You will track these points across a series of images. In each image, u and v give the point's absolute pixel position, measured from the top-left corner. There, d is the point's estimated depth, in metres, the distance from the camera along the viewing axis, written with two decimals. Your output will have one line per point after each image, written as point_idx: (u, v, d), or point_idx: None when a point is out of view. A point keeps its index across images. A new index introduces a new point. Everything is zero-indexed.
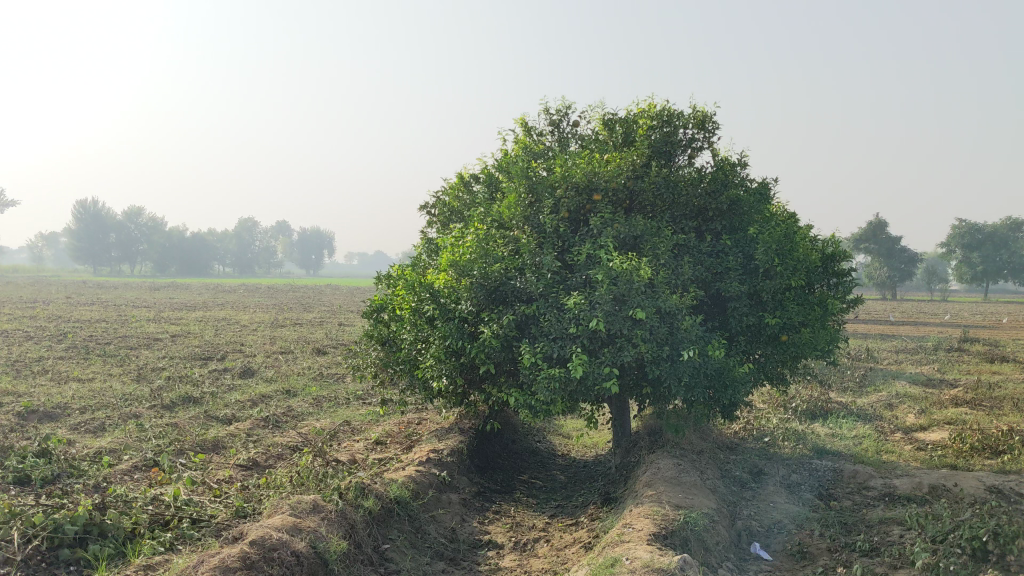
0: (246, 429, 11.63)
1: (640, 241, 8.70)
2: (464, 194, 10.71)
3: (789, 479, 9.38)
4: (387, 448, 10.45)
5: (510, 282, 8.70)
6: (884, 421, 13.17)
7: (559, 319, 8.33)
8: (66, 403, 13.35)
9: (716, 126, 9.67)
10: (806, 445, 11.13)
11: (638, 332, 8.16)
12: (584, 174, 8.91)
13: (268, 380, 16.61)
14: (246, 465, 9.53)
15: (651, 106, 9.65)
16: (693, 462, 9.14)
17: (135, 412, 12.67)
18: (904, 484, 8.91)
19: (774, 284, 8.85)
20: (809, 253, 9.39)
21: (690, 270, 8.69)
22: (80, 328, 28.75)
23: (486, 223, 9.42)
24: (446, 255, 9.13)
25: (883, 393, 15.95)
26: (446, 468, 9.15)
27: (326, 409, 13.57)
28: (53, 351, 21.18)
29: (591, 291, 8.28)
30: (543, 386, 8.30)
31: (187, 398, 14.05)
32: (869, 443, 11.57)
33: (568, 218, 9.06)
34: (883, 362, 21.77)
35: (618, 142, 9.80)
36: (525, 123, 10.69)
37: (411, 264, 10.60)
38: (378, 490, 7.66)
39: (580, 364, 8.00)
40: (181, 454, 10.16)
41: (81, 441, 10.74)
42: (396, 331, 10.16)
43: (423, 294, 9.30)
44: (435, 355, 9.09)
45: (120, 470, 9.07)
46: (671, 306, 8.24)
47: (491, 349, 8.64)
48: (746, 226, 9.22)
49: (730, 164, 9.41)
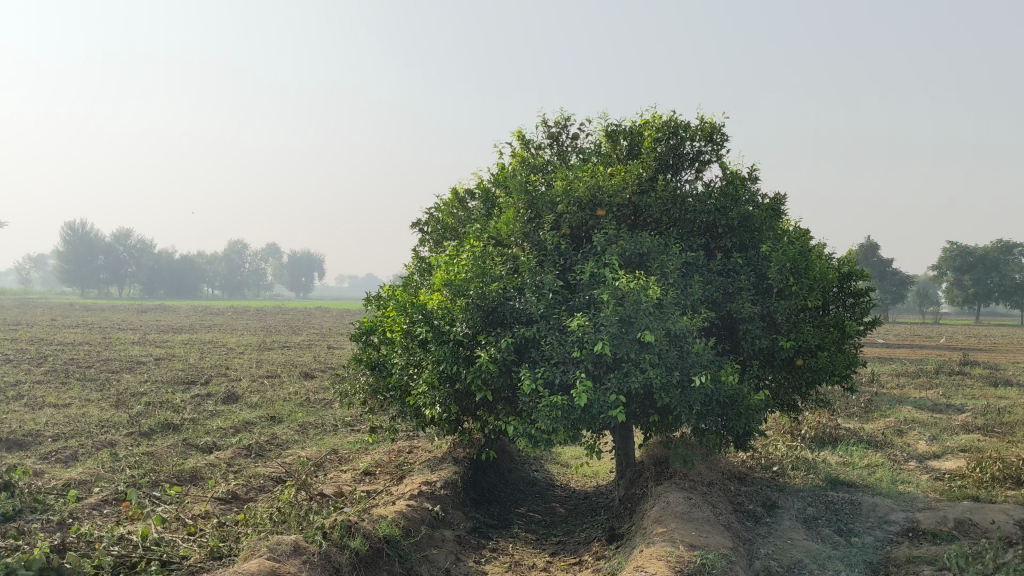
0: (227, 459, 10.99)
1: (647, 259, 8.17)
2: (458, 210, 10.17)
3: (804, 513, 8.80)
4: (376, 480, 9.85)
5: (509, 303, 8.15)
6: (896, 449, 12.59)
7: (561, 342, 7.77)
8: (38, 430, 12.69)
9: (725, 139, 9.15)
10: (818, 475, 10.54)
11: (646, 357, 7.61)
12: (586, 188, 8.40)
13: (252, 405, 15.95)
14: (225, 498, 8.91)
15: (656, 117, 9.13)
16: (704, 495, 8.56)
17: (111, 440, 12.01)
18: (928, 518, 8.32)
19: (790, 305, 8.31)
20: (825, 272, 8.84)
21: (700, 289, 8.15)
22: (62, 352, 27.94)
23: (483, 240, 8.86)
24: (440, 274, 8.58)
25: (890, 419, 15.35)
26: (439, 502, 8.55)
27: (312, 436, 12.93)
28: (32, 374, 20.52)
29: (595, 312, 7.73)
30: (545, 414, 7.73)
31: (168, 425, 13.41)
32: (883, 472, 10.98)
33: (570, 235, 8.53)
34: (887, 386, 21.18)
35: (622, 156, 9.29)
36: (523, 136, 10.17)
37: (403, 284, 10.04)
38: (367, 528, 7.05)
39: (584, 391, 7.45)
40: (156, 486, 9.52)
41: (50, 472, 10.09)
42: (386, 355, 9.58)
43: (415, 315, 8.74)
44: (428, 381, 8.52)
45: (88, 505, 8.43)
46: (682, 329, 7.69)
47: (488, 374, 8.08)
48: (758, 244, 8.70)
49: (740, 179, 8.88)
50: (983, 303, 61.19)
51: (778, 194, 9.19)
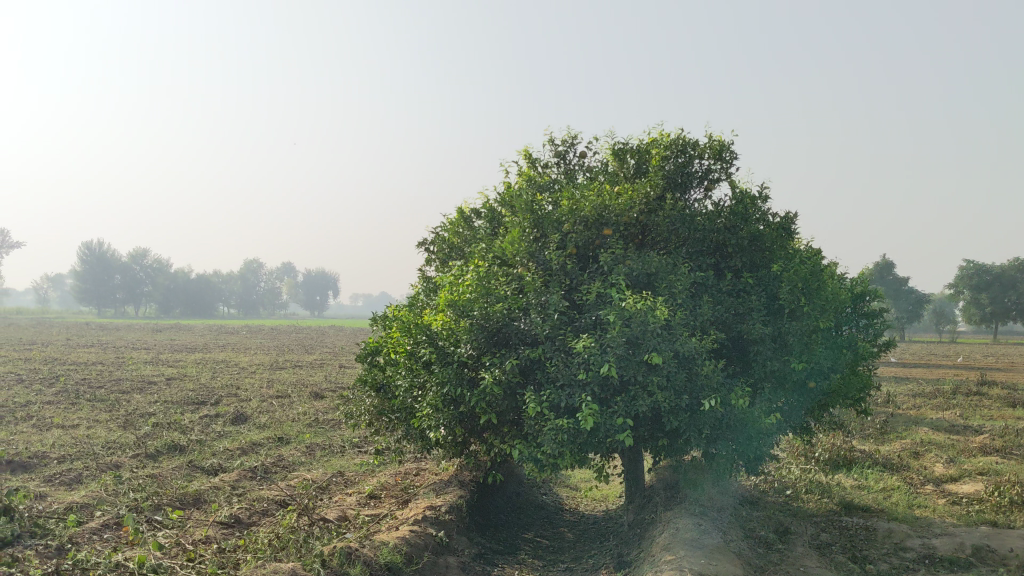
0: (232, 481, 10.86)
1: (655, 279, 8.02)
2: (464, 230, 10.06)
3: (818, 539, 8.59)
4: (381, 503, 9.70)
5: (513, 324, 8.02)
6: (912, 472, 12.34)
7: (567, 363, 7.63)
8: (43, 451, 12.59)
9: (735, 156, 9.02)
10: (832, 499, 10.33)
11: (654, 379, 7.45)
12: (593, 207, 8.27)
13: (260, 427, 15.82)
14: (227, 523, 8.77)
15: (664, 135, 9.00)
16: (714, 521, 8.37)
17: (116, 462, 11.90)
18: (945, 544, 8.10)
19: (801, 325, 8.15)
20: (837, 292, 8.68)
21: (709, 310, 8.00)
22: (75, 371, 27.95)
23: (488, 260, 8.73)
24: (445, 294, 8.46)
25: (907, 441, 15.09)
26: (444, 527, 8.39)
27: (318, 458, 12.79)
28: (43, 395, 20.47)
29: (601, 333, 7.58)
30: (550, 437, 7.58)
31: (174, 446, 13.29)
32: (899, 496, 10.75)
33: (576, 254, 8.39)
34: (903, 407, 20.88)
35: (630, 174, 9.17)
36: (530, 155, 10.06)
37: (408, 304, 9.93)
38: (367, 555, 6.89)
39: (590, 415, 7.29)
40: (158, 510, 9.40)
41: (53, 495, 9.99)
42: (390, 376, 9.45)
43: (419, 336, 8.62)
44: (432, 403, 8.38)
45: (88, 529, 8.31)
46: (690, 351, 7.54)
47: (493, 397, 7.93)
48: (768, 263, 8.55)
49: (750, 197, 8.74)
50: (1002, 322, 60.60)
51: (789, 213, 9.04)
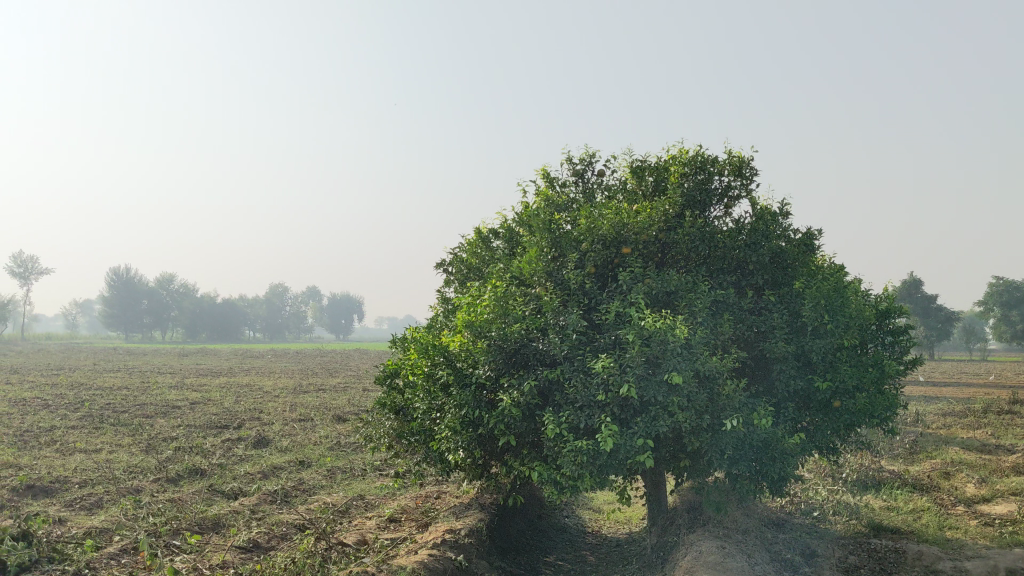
0: (252, 505, 10.81)
1: (674, 298, 7.92)
2: (482, 250, 10.00)
3: (846, 562, 8.38)
4: (401, 527, 9.60)
5: (532, 344, 7.94)
6: (943, 492, 12.08)
7: (586, 384, 7.53)
8: (65, 476, 12.61)
9: (755, 173, 8.91)
10: (860, 521, 10.12)
11: (675, 399, 7.34)
12: (611, 225, 8.19)
13: (281, 450, 15.79)
14: (246, 547, 8.70)
15: (682, 152, 8.92)
16: (739, 544, 8.21)
17: (137, 487, 11.89)
18: (978, 567, 7.88)
19: (824, 343, 8.01)
20: (861, 309, 8.53)
21: (730, 328, 7.88)
22: (100, 396, 28.12)
23: (506, 280, 8.66)
24: (462, 315, 8.39)
25: (937, 461, 14.80)
26: (463, 551, 8.27)
27: (339, 481, 12.72)
28: (67, 420, 20.55)
29: (621, 353, 7.48)
30: (570, 459, 7.46)
31: (195, 470, 13.27)
32: (929, 518, 10.50)
33: (595, 273, 8.31)
34: (933, 426, 20.53)
35: (648, 192, 9.08)
36: (547, 174, 10.00)
37: (426, 326, 9.86)
38: None
39: (610, 436, 7.18)
40: (177, 534, 9.35)
41: (73, 520, 9.97)
42: (409, 399, 9.38)
43: (437, 358, 8.56)
44: (450, 425, 8.30)
45: (106, 555, 8.28)
46: (711, 370, 7.42)
47: (511, 419, 7.84)
48: (791, 280, 8.42)
49: (770, 214, 8.62)
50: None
51: (811, 229, 8.91)
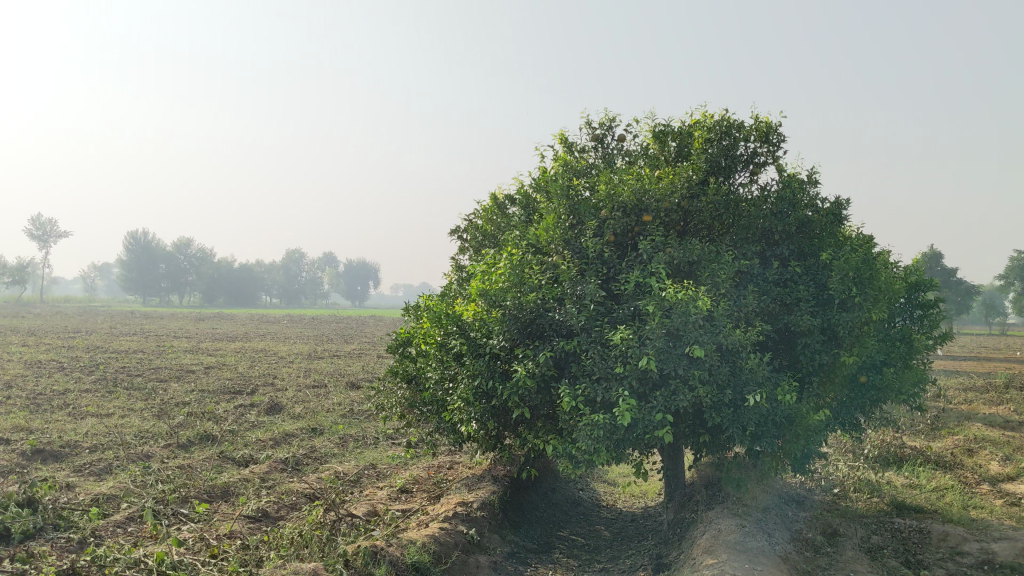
0: (262, 473, 10.65)
1: (696, 268, 7.64)
2: (497, 216, 9.73)
3: (869, 542, 8.14)
4: (412, 498, 9.43)
5: (548, 314, 7.69)
6: (967, 470, 11.80)
7: (603, 356, 7.28)
8: (76, 440, 12.50)
9: (782, 139, 8.57)
10: (883, 499, 9.86)
11: (695, 373, 7.08)
12: (632, 192, 7.89)
13: (294, 417, 15.64)
14: (254, 516, 8.55)
15: (707, 116, 8.58)
16: (759, 522, 7.97)
17: (147, 453, 11.76)
18: (1006, 549, 7.61)
19: (852, 317, 7.71)
20: (891, 282, 8.22)
21: (754, 301, 7.60)
22: (116, 359, 28.12)
23: (522, 248, 8.38)
24: (476, 284, 8.15)
25: (960, 437, 14.50)
26: (475, 525, 8.08)
27: (351, 450, 12.56)
28: (82, 383, 20.51)
29: (640, 324, 7.21)
30: (586, 433, 7.24)
31: (207, 437, 13.15)
32: (953, 496, 10.23)
33: (614, 242, 8.02)
34: (954, 401, 20.20)
35: (671, 158, 8.76)
36: (566, 139, 9.68)
37: (440, 293, 9.63)
38: (394, 555, 6.59)
39: (628, 410, 6.95)
40: (185, 502, 9.21)
41: (81, 486, 9.84)
42: (421, 368, 9.17)
43: (450, 327, 8.33)
44: (463, 397, 8.09)
45: (112, 522, 8.13)
46: (734, 343, 7.15)
47: (526, 390, 7.62)
48: (817, 251, 8.12)
49: (798, 182, 8.29)
50: None
51: (840, 197, 8.56)
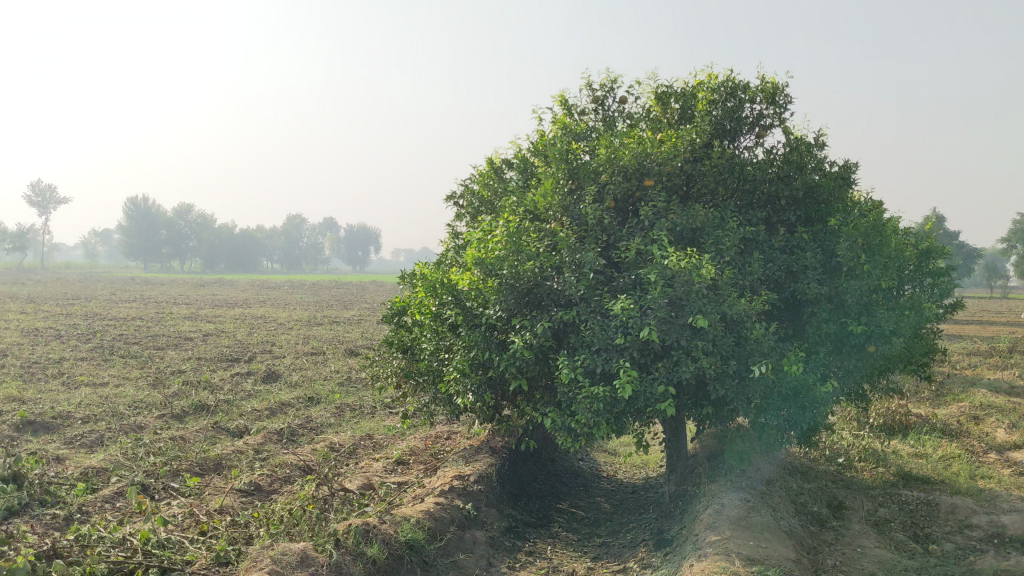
0: (256, 445, 10.45)
1: (700, 235, 7.37)
2: (494, 182, 9.43)
3: (875, 515, 7.94)
4: (408, 471, 9.24)
5: (546, 283, 7.41)
6: (973, 438, 11.59)
7: (603, 327, 7.03)
8: (68, 411, 12.29)
9: (789, 101, 8.26)
10: (888, 469, 9.66)
11: (699, 344, 6.84)
12: (633, 156, 7.60)
13: (290, 385, 15.44)
14: (247, 490, 8.35)
15: (712, 77, 8.25)
16: (763, 496, 7.77)
17: (139, 424, 11.55)
18: (1016, 522, 7.41)
19: (861, 285, 7.45)
20: (900, 249, 7.96)
21: (760, 268, 7.33)
22: (113, 327, 27.94)
23: (519, 215, 8.10)
24: (472, 252, 7.89)
25: (965, 404, 14.29)
26: (472, 499, 7.87)
27: (348, 420, 12.36)
28: (77, 352, 20.30)
29: (641, 294, 6.96)
30: (586, 406, 7.02)
31: (201, 407, 12.94)
32: (960, 466, 10.04)
33: (615, 208, 7.74)
34: (959, 366, 19.95)
35: (673, 120, 8.45)
36: (565, 101, 9.36)
37: (436, 261, 9.35)
38: (387, 533, 6.38)
39: (629, 383, 6.72)
40: (176, 476, 9.01)
41: (72, 459, 9.64)
42: (417, 338, 8.92)
43: (445, 296, 8.08)
44: (459, 368, 7.85)
45: (100, 498, 7.93)
46: (739, 313, 6.90)
47: (524, 362, 7.38)
48: (825, 217, 7.85)
49: (805, 145, 7.99)
50: None
51: (848, 161, 8.26)
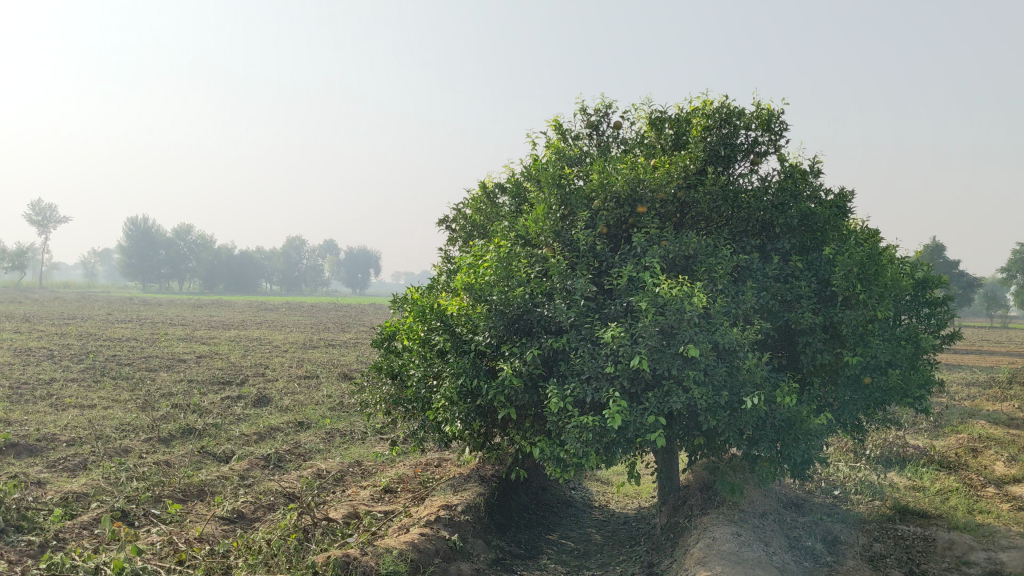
0: (242, 470, 10.28)
1: (693, 262, 7.25)
2: (487, 206, 9.32)
3: (871, 550, 7.77)
4: (396, 499, 9.06)
5: (536, 310, 7.28)
6: (971, 471, 11.40)
7: (594, 355, 6.89)
8: (53, 433, 12.11)
9: (785, 128, 8.17)
10: (885, 502, 9.49)
11: (690, 374, 6.70)
12: (626, 182, 7.49)
13: (281, 410, 15.27)
14: (229, 518, 8.18)
15: (707, 103, 8.16)
16: (756, 530, 7.60)
17: (125, 447, 11.38)
18: (1015, 559, 7.22)
19: (857, 315, 7.32)
20: (897, 278, 7.83)
21: (754, 297, 7.20)
22: (107, 348, 27.80)
23: (510, 240, 7.99)
24: (462, 277, 7.76)
25: (963, 436, 14.11)
26: (458, 529, 7.69)
27: (337, 445, 12.18)
28: (68, 373, 20.14)
29: (633, 322, 6.82)
30: (575, 436, 6.86)
31: (189, 430, 12.77)
32: (958, 500, 9.87)
33: (608, 234, 7.62)
34: (960, 398, 19.74)
35: (668, 146, 8.35)
36: (560, 126, 9.26)
37: (426, 286, 9.22)
38: (367, 566, 6.21)
39: (619, 413, 6.57)
40: (158, 502, 8.83)
41: (53, 483, 9.47)
42: (405, 364, 8.78)
43: (434, 322, 7.94)
44: (447, 396, 7.70)
45: (77, 524, 7.76)
46: (732, 343, 6.76)
47: (512, 390, 7.23)
48: (821, 245, 7.72)
49: (800, 173, 7.88)
50: None
51: (844, 189, 8.15)
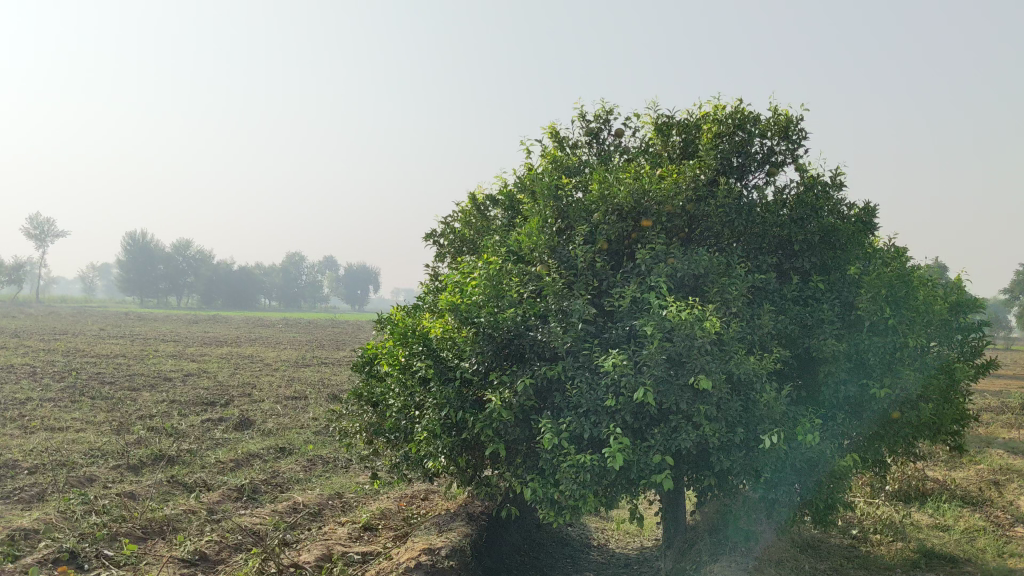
0: (211, 503, 9.50)
1: (703, 282, 6.51)
2: (477, 220, 8.60)
3: None
4: (375, 539, 8.29)
5: (528, 334, 6.53)
6: (996, 508, 10.62)
7: (592, 386, 6.14)
8: (14, 459, 11.32)
9: (803, 136, 7.46)
10: (909, 544, 8.73)
11: (701, 408, 5.95)
12: (630, 192, 6.74)
13: (263, 434, 14.48)
14: (188, 561, 7.41)
15: (718, 108, 7.47)
16: None
17: (89, 476, 10.58)
18: None
19: (885, 343, 6.59)
20: (929, 302, 7.10)
21: (771, 321, 6.47)
22: (91, 365, 26.96)
23: (501, 255, 7.24)
24: (447, 296, 7.01)
25: (983, 467, 13.34)
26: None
27: (318, 475, 11.40)
28: (46, 392, 19.30)
29: (636, 349, 6.07)
30: (570, 476, 6.11)
31: (161, 456, 11.98)
32: (986, 540, 9.11)
33: (609, 251, 6.89)
34: (974, 426, 18.93)
35: (675, 155, 7.65)
36: (556, 133, 8.56)
37: (410, 305, 8.48)
38: None
39: (620, 451, 5.82)
40: (114, 540, 8.06)
41: (3, 518, 8.68)
42: (385, 391, 8.02)
43: (416, 346, 7.19)
44: (430, 428, 6.94)
45: (18, 568, 6.97)
46: (747, 373, 6.02)
47: (501, 423, 6.47)
48: (843, 264, 6.98)
49: (821, 185, 7.16)
50: None
51: (868, 203, 7.43)
